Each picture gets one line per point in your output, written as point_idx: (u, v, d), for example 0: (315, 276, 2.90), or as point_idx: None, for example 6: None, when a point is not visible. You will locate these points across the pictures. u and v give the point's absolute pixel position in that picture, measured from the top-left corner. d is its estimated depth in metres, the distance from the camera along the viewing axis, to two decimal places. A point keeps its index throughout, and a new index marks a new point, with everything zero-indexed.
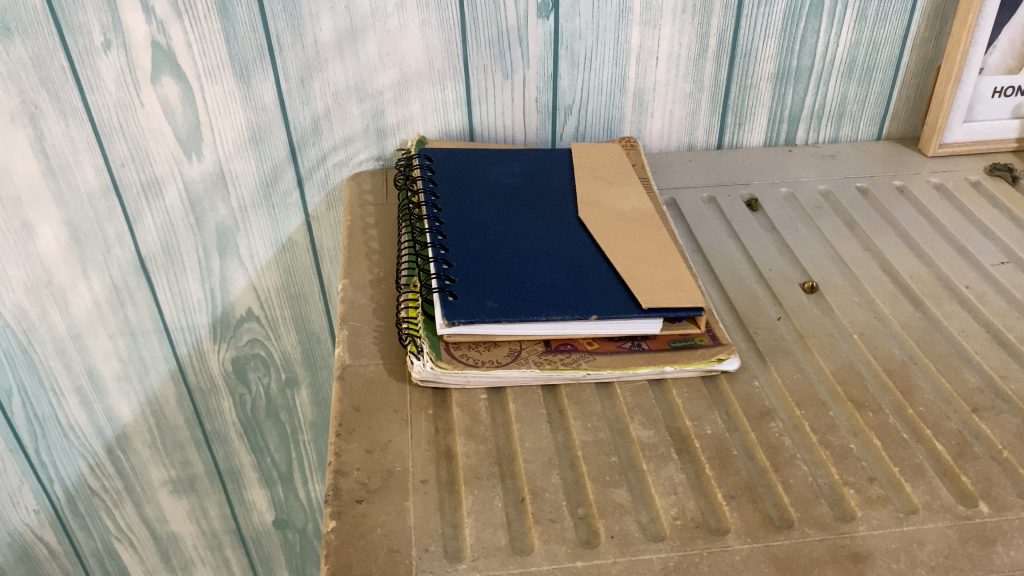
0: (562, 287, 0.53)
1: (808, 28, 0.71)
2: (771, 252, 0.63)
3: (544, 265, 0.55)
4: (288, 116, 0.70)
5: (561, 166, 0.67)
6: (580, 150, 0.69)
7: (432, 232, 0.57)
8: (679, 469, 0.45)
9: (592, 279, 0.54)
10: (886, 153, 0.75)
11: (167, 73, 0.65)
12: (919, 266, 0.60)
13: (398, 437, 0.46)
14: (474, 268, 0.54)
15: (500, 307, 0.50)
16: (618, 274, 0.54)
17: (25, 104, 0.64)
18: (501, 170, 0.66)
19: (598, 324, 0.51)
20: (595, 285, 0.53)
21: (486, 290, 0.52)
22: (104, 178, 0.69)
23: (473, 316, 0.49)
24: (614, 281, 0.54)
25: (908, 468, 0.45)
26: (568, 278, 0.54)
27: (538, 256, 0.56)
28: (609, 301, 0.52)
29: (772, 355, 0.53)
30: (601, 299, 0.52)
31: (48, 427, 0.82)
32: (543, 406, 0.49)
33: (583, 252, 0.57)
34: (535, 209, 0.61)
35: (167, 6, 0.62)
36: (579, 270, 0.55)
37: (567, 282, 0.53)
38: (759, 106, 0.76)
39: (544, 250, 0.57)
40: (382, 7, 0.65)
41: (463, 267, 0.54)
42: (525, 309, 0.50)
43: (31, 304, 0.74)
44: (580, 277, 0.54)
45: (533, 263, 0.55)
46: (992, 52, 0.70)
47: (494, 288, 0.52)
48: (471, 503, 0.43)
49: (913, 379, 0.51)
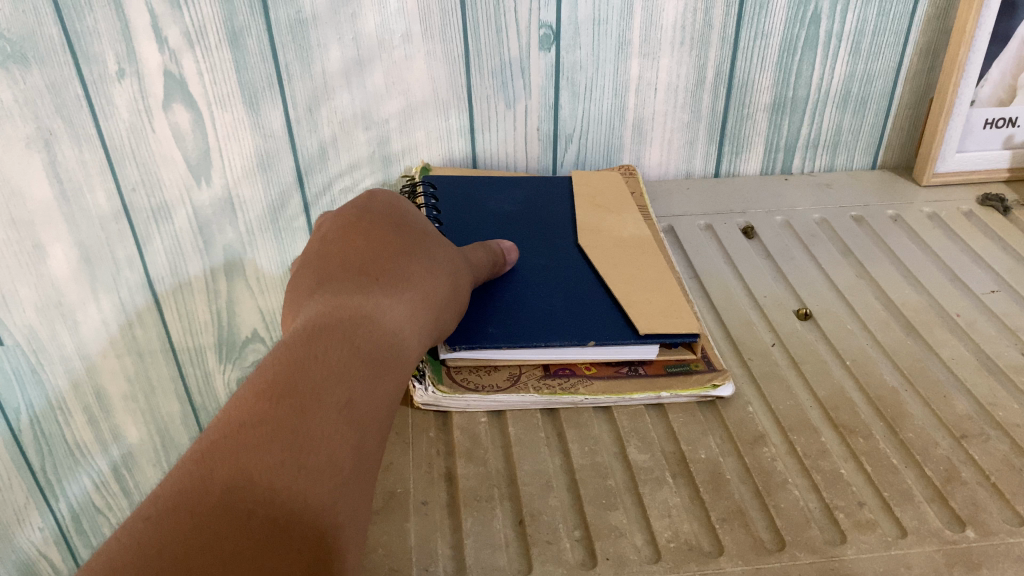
0: (561, 313, 0.54)
1: (803, 60, 0.73)
2: (766, 278, 0.64)
3: (544, 292, 0.57)
4: (296, 143, 0.72)
5: (560, 195, 0.69)
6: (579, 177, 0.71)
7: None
8: (674, 492, 0.46)
9: (591, 305, 0.55)
10: (880, 182, 0.77)
11: (179, 100, 0.67)
12: (912, 294, 0.62)
13: (399, 459, 0.48)
14: (474, 294, 0.56)
15: (500, 333, 0.52)
16: (616, 301, 0.56)
17: (40, 130, 0.65)
18: (502, 197, 0.68)
19: (596, 349, 0.53)
20: (593, 311, 0.55)
21: (487, 316, 0.54)
22: (115, 202, 0.70)
23: (474, 342, 0.51)
24: (612, 307, 0.55)
25: (897, 493, 0.46)
26: (567, 305, 0.55)
27: (538, 282, 0.58)
28: (606, 326, 0.53)
29: (766, 380, 0.54)
30: (598, 323, 0.54)
31: (55, 445, 0.81)
32: (542, 429, 0.51)
33: (582, 279, 0.58)
34: (535, 236, 0.63)
35: (180, 36, 0.64)
36: (578, 296, 0.56)
37: (566, 307, 0.55)
38: (756, 136, 0.78)
39: (544, 277, 0.58)
40: (389, 37, 0.68)
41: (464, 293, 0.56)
42: (525, 335, 0.52)
43: (42, 325, 0.74)
44: (579, 302, 0.56)
45: (533, 289, 0.57)
46: (983, 85, 0.72)
47: (496, 313, 0.54)
48: (470, 525, 0.44)
49: (904, 406, 0.52)
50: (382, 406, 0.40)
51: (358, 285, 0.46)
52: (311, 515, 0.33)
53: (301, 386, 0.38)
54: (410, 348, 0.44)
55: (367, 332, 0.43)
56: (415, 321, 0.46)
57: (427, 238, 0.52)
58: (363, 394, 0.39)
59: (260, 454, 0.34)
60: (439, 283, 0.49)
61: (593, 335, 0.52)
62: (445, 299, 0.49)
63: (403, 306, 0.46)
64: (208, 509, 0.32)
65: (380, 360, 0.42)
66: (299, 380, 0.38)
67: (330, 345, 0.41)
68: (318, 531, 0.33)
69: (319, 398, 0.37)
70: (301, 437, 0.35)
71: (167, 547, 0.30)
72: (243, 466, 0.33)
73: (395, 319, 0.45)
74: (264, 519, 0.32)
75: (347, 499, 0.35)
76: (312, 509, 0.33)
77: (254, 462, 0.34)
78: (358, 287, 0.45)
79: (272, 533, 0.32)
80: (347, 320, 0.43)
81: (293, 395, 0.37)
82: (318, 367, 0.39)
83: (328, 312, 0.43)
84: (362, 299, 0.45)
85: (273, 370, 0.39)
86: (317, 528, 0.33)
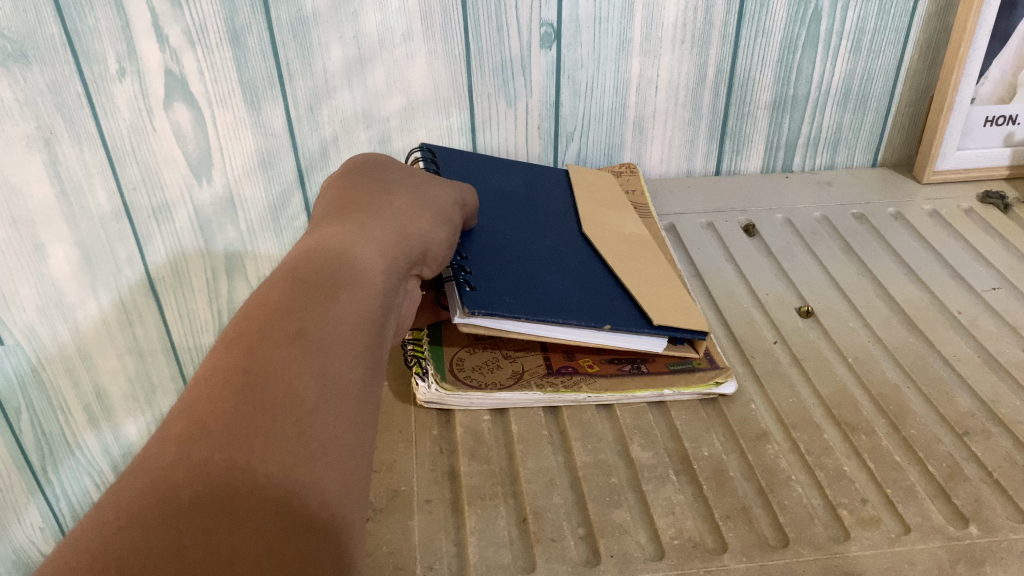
0: (575, 296, 0.54)
1: (804, 58, 0.73)
2: (768, 276, 0.65)
3: (557, 274, 0.56)
4: (297, 142, 0.72)
5: (555, 188, 0.68)
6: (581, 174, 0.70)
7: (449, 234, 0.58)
8: (678, 490, 0.46)
9: (604, 292, 0.55)
10: (881, 180, 0.77)
11: (179, 100, 0.67)
12: (914, 291, 0.62)
13: (402, 458, 0.48)
14: (489, 268, 0.55)
15: (515, 302, 0.51)
16: (628, 291, 0.55)
17: (41, 129, 0.65)
18: (501, 177, 0.68)
19: (608, 334, 0.52)
20: (605, 298, 0.54)
21: (504, 289, 0.52)
22: (116, 202, 0.70)
23: (491, 308, 0.50)
24: (624, 297, 0.55)
25: (901, 490, 0.46)
26: (580, 290, 0.54)
27: (551, 268, 0.57)
28: (622, 314, 0.52)
29: (768, 378, 0.54)
30: (612, 311, 0.53)
31: (56, 445, 0.81)
32: (545, 427, 0.51)
33: (590, 267, 0.58)
34: (541, 225, 0.62)
35: (181, 36, 0.64)
36: (588, 286, 0.55)
37: (580, 293, 0.54)
38: (757, 134, 0.78)
39: (555, 263, 0.57)
40: (390, 36, 0.68)
41: (479, 264, 0.55)
42: (544, 310, 0.51)
43: (42, 324, 0.74)
44: (592, 290, 0.55)
45: (545, 273, 0.56)
46: (983, 82, 0.72)
47: (511, 287, 0.53)
48: (474, 523, 0.44)
49: (907, 403, 0.52)
50: (350, 334, 0.37)
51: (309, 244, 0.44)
52: (278, 450, 0.30)
53: (257, 330, 0.35)
54: (375, 266, 0.43)
55: (325, 270, 0.40)
56: (378, 246, 0.44)
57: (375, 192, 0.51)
58: (327, 327, 0.36)
59: (208, 407, 0.31)
60: (393, 220, 0.48)
61: (609, 320, 0.51)
62: (407, 224, 0.48)
63: (355, 236, 0.44)
64: (163, 464, 0.28)
65: (340, 290, 0.39)
66: (249, 329, 0.35)
67: (283, 288, 0.38)
68: (289, 464, 0.30)
69: (276, 337, 0.35)
70: (253, 381, 0.32)
71: (120, 508, 0.27)
72: (199, 416, 0.31)
73: (349, 246, 0.43)
74: (223, 457, 0.29)
75: (316, 428, 0.32)
76: (277, 443, 0.30)
77: (203, 415, 0.31)
78: (311, 244, 0.43)
79: (236, 471, 0.29)
80: (298, 262, 0.41)
81: (248, 341, 0.34)
82: (275, 308, 0.37)
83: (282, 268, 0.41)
84: (313, 248, 0.43)
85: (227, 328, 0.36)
86: (286, 462, 0.30)
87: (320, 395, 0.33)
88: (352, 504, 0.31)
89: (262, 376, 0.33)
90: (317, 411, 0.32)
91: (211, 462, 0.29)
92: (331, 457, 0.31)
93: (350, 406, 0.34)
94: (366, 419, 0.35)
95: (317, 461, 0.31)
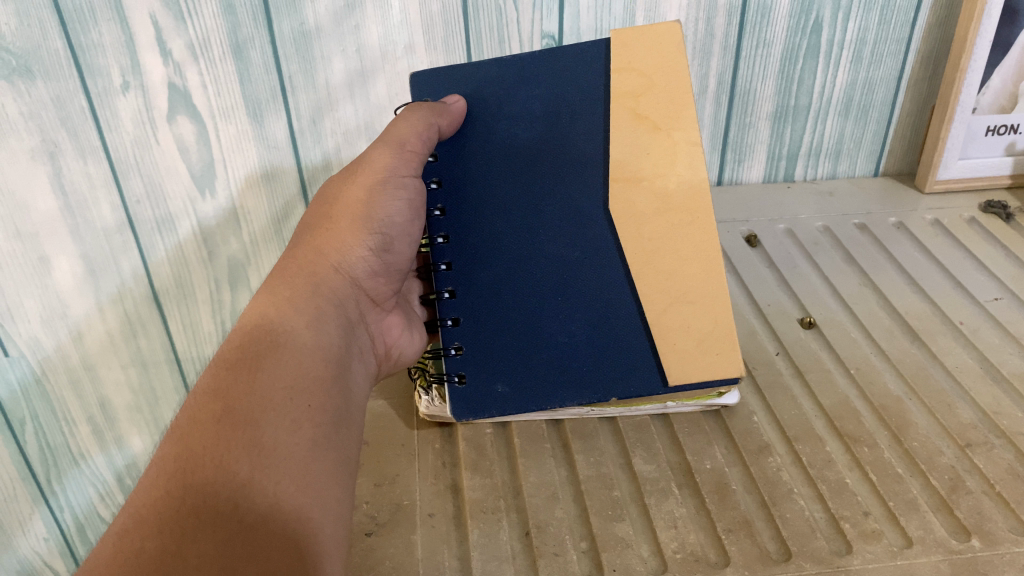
0: (583, 355, 0.51)
1: (805, 69, 0.73)
2: (770, 288, 0.65)
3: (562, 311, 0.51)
4: (300, 154, 0.72)
5: (594, 123, 0.49)
6: (637, 88, 0.48)
7: (437, 269, 0.52)
8: (680, 503, 0.46)
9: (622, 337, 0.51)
10: (883, 190, 0.77)
11: (183, 113, 0.67)
12: (916, 302, 0.62)
13: (405, 471, 0.49)
14: (483, 325, 0.52)
15: (510, 393, 0.51)
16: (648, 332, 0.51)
17: (45, 143, 0.66)
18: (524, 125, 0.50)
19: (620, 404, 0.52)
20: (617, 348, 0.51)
21: (498, 365, 0.52)
22: (120, 214, 0.71)
23: (480, 410, 0.51)
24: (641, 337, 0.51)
25: (903, 503, 0.46)
26: (589, 333, 0.51)
27: (560, 295, 0.51)
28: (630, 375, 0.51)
29: (770, 390, 0.55)
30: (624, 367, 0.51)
31: (59, 455, 0.82)
32: (547, 440, 0.51)
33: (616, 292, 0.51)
34: (559, 199, 0.50)
35: (184, 50, 0.64)
36: (601, 319, 0.51)
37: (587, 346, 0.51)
38: (759, 144, 0.78)
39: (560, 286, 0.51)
40: (392, 49, 0.68)
41: (473, 324, 0.52)
42: (534, 396, 0.51)
43: (46, 335, 0.75)
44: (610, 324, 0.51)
45: (550, 307, 0.51)
46: (985, 92, 0.72)
47: (503, 357, 0.52)
48: (477, 537, 0.44)
49: (909, 415, 0.52)
50: (291, 403, 0.42)
51: (249, 315, 0.48)
52: (210, 530, 0.36)
53: (201, 416, 0.41)
54: (309, 330, 0.47)
55: (266, 344, 0.45)
56: (311, 314, 0.48)
57: (302, 258, 0.51)
58: (267, 399, 0.42)
59: (151, 504, 0.37)
60: (326, 279, 0.51)
61: (616, 391, 0.51)
62: (335, 286, 0.51)
63: (283, 303, 0.48)
64: (116, 557, 0.35)
65: (277, 360, 0.44)
66: (193, 418, 0.41)
67: (222, 373, 0.43)
68: (225, 537, 0.36)
69: (217, 420, 0.40)
70: (189, 472, 0.38)
71: None
72: (146, 510, 0.37)
73: (280, 315, 0.47)
74: (159, 544, 0.35)
75: (254, 502, 0.37)
76: (212, 525, 0.36)
77: (147, 509, 0.37)
78: (251, 316, 0.48)
79: (170, 555, 0.35)
80: (242, 339, 0.46)
81: (192, 429, 0.40)
82: (218, 392, 0.42)
83: (230, 343, 0.46)
84: (252, 319, 0.47)
85: (178, 419, 0.42)
86: (219, 537, 0.36)
87: (254, 467, 0.38)
88: (294, 556, 0.36)
89: (201, 462, 0.39)
90: (252, 483, 0.38)
91: (150, 556, 0.35)
92: (272, 524, 0.37)
93: (294, 468, 0.39)
94: (318, 475, 0.40)
95: (252, 533, 0.36)
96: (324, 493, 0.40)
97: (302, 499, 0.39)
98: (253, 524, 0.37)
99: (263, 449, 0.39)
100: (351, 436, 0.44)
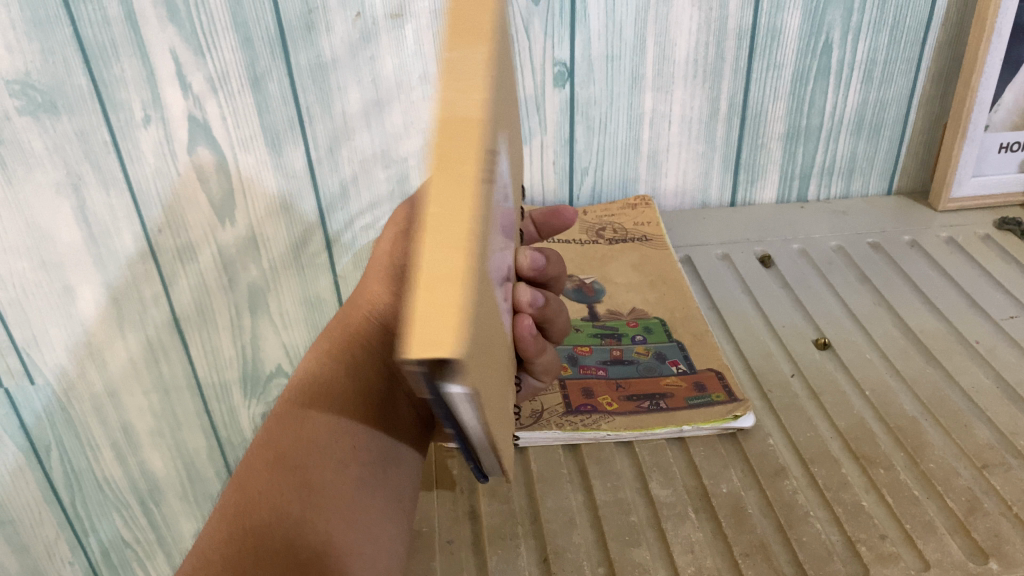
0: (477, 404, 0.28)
1: (816, 90, 0.73)
2: (785, 309, 0.65)
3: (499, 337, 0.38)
4: (318, 182, 0.74)
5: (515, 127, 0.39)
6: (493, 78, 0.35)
7: None
8: (697, 528, 0.47)
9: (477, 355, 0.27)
10: (897, 208, 0.77)
11: (203, 144, 0.69)
12: (931, 321, 0.62)
13: (423, 498, 0.50)
14: None
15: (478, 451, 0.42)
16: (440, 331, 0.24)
17: (69, 176, 0.67)
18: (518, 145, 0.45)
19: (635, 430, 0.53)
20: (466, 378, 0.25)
21: None
22: (142, 243, 0.72)
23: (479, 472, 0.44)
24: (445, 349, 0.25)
25: (920, 525, 0.46)
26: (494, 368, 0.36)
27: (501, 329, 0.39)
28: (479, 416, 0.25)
29: (786, 412, 0.55)
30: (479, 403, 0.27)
31: (84, 480, 0.83)
32: (564, 465, 0.52)
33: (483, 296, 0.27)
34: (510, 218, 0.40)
35: (203, 83, 0.66)
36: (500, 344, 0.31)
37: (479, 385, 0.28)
38: (771, 164, 0.78)
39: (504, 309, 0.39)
40: (407, 79, 0.70)
41: None
42: None
43: (71, 364, 0.76)
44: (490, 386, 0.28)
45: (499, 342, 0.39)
46: (997, 110, 0.72)
47: None
48: (496, 563, 0.45)
49: (925, 436, 0.52)
50: (334, 448, 0.47)
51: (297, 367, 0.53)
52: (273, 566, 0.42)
53: (259, 468, 0.47)
54: (348, 373, 0.51)
55: (309, 394, 0.50)
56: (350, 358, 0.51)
57: (341, 321, 0.54)
58: (313, 446, 0.47)
59: (221, 550, 0.44)
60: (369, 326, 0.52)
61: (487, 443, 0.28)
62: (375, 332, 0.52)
63: (323, 352, 0.52)
64: None
65: (319, 408, 0.49)
66: (254, 469, 0.47)
67: (275, 425, 0.49)
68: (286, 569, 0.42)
69: (272, 470, 0.46)
70: (252, 519, 0.44)
71: None
72: (219, 556, 0.44)
73: (321, 365, 0.51)
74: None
75: (306, 538, 0.43)
76: (272, 561, 0.42)
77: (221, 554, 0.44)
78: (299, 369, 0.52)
79: None
80: (290, 391, 0.51)
81: (252, 479, 0.46)
82: (271, 444, 0.48)
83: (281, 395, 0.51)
84: (299, 373, 0.52)
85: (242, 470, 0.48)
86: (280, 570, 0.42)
87: (306, 508, 0.44)
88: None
89: (261, 507, 0.45)
90: (306, 522, 0.43)
91: None
92: (325, 556, 0.42)
93: (341, 504, 0.44)
94: (365, 507, 0.44)
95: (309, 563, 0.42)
96: (375, 521, 0.44)
97: (350, 531, 0.43)
98: (308, 559, 0.42)
99: (312, 490, 0.45)
100: (401, 462, 0.48)
